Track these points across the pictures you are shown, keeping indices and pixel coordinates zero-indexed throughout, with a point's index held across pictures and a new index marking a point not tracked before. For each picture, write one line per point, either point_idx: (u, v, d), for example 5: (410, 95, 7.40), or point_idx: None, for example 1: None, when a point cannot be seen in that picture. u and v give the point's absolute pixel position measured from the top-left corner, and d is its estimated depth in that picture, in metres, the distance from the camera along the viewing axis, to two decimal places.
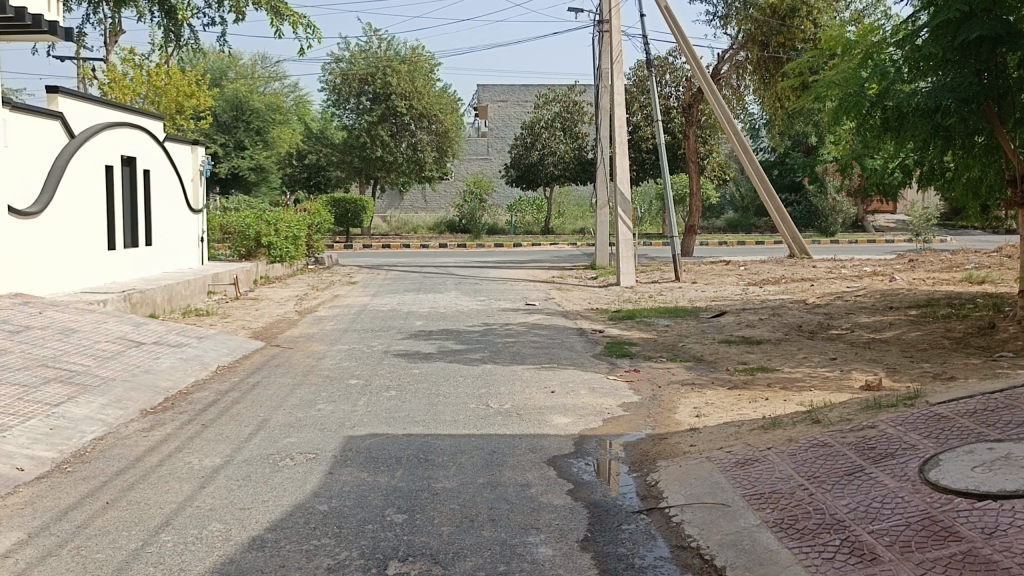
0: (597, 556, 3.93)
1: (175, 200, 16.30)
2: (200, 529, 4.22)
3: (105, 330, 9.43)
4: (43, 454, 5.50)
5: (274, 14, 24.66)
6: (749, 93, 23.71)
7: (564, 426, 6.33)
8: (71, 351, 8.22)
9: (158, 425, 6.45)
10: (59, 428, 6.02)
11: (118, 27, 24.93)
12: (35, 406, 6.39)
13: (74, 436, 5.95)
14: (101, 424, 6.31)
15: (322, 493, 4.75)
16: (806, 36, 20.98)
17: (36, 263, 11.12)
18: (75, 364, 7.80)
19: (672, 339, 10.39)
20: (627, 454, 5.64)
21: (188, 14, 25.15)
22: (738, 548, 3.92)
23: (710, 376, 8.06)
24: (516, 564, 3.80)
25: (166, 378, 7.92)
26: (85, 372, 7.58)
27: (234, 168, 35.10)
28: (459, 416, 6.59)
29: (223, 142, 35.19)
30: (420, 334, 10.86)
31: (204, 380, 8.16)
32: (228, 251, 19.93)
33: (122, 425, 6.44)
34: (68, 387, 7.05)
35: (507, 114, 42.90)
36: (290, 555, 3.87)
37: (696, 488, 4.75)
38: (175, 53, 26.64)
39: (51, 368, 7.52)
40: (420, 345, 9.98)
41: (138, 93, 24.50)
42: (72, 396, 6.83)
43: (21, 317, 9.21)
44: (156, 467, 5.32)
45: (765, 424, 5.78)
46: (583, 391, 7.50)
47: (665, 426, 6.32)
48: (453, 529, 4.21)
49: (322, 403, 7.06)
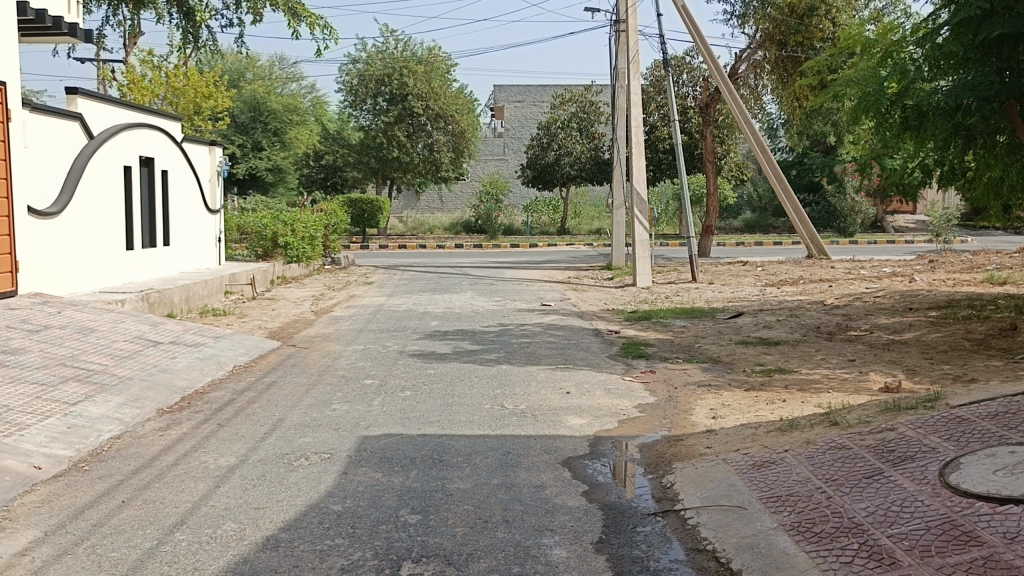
0: (611, 558, 3.91)
1: (193, 201, 16.42)
2: (214, 528, 4.22)
3: (123, 330, 9.49)
4: (60, 453, 5.54)
5: (291, 16, 24.75)
6: (767, 92, 23.59)
7: (579, 427, 6.30)
8: (89, 350, 8.28)
9: (175, 424, 6.48)
10: (76, 427, 6.05)
11: (137, 29, 25.14)
12: (52, 405, 6.43)
13: (91, 435, 5.98)
14: (118, 423, 6.35)
15: (337, 493, 4.75)
16: (825, 35, 20.85)
17: (55, 263, 11.20)
18: (93, 363, 7.85)
19: (688, 340, 10.32)
20: (642, 456, 5.60)
21: (207, 15, 25.31)
22: (755, 551, 3.88)
23: (727, 378, 8.00)
24: (531, 566, 3.78)
25: (183, 377, 7.96)
26: (103, 371, 7.63)
27: (252, 169, 35.34)
28: (474, 416, 6.57)
29: (241, 143, 35.44)
30: (435, 334, 10.86)
31: (220, 380, 8.20)
32: (246, 251, 20.06)
33: (139, 424, 6.48)
34: (86, 386, 7.10)
35: (524, 114, 42.89)
36: (304, 555, 3.87)
37: (712, 490, 4.71)
38: (194, 54, 26.84)
39: (69, 367, 7.58)
40: (435, 345, 9.96)
41: (157, 95, 24.71)
42: (90, 394, 6.88)
43: (41, 316, 9.29)
44: (172, 466, 5.34)
45: (782, 425, 5.73)
46: (599, 392, 7.47)
47: (681, 427, 6.29)
48: (467, 530, 4.19)
49: (337, 402, 7.07)
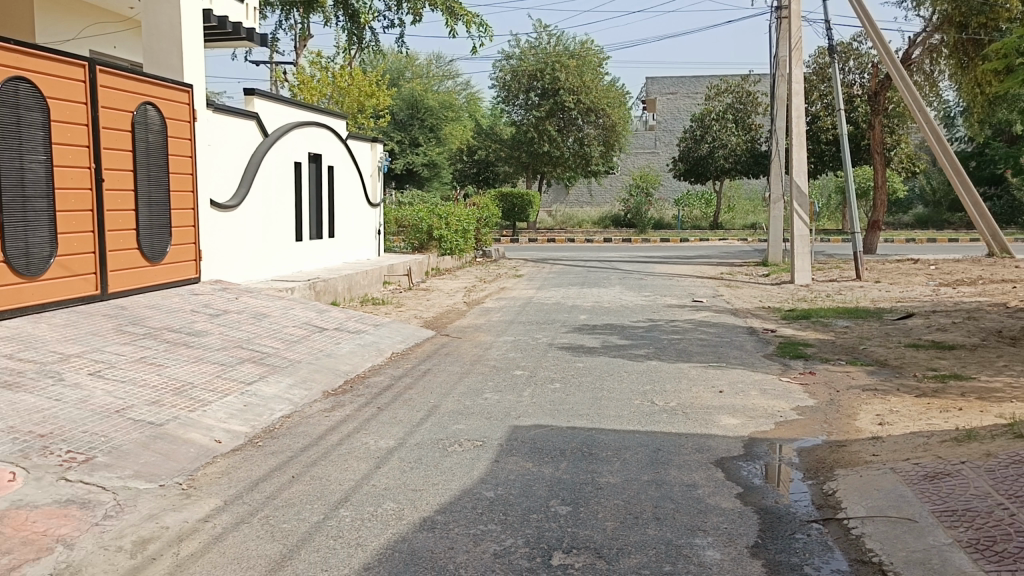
0: (767, 563, 3.78)
1: (356, 195, 17.24)
2: (375, 507, 4.43)
3: (292, 316, 10.12)
4: (238, 428, 5.99)
5: (449, 14, 25.45)
6: (944, 78, 21.96)
7: (732, 427, 6.13)
8: (263, 334, 8.89)
9: (338, 406, 6.85)
10: (251, 405, 6.52)
11: (308, 33, 26.66)
12: (231, 384, 6.96)
13: (264, 413, 6.43)
14: (288, 403, 6.78)
15: (489, 480, 4.86)
16: (1013, 14, 19.15)
17: (234, 253, 12.09)
18: (266, 346, 8.42)
19: (851, 341, 9.80)
20: (800, 460, 5.38)
21: (370, 17, 26.49)
22: (927, 568, 3.64)
23: (894, 382, 7.53)
24: (682, 565, 3.72)
25: (346, 362, 8.39)
26: (275, 354, 8.17)
27: (409, 164, 36.69)
28: (624, 411, 6.54)
29: (399, 139, 36.87)
30: (585, 328, 10.88)
31: (379, 366, 8.58)
32: (403, 243, 20.86)
33: (306, 404, 6.89)
34: (260, 367, 7.63)
35: (677, 107, 42.08)
36: (458, 538, 3.99)
37: (879, 500, 4.45)
38: (358, 55, 28.17)
39: (246, 349, 8.17)
40: (584, 339, 9.98)
41: (324, 94, 26.14)
42: (263, 375, 7.39)
43: (221, 302, 10.06)
44: (336, 445, 5.65)
45: (958, 436, 5.33)
46: (754, 392, 7.23)
47: (843, 432, 5.98)
48: (617, 524, 4.18)
49: (489, 392, 7.23)
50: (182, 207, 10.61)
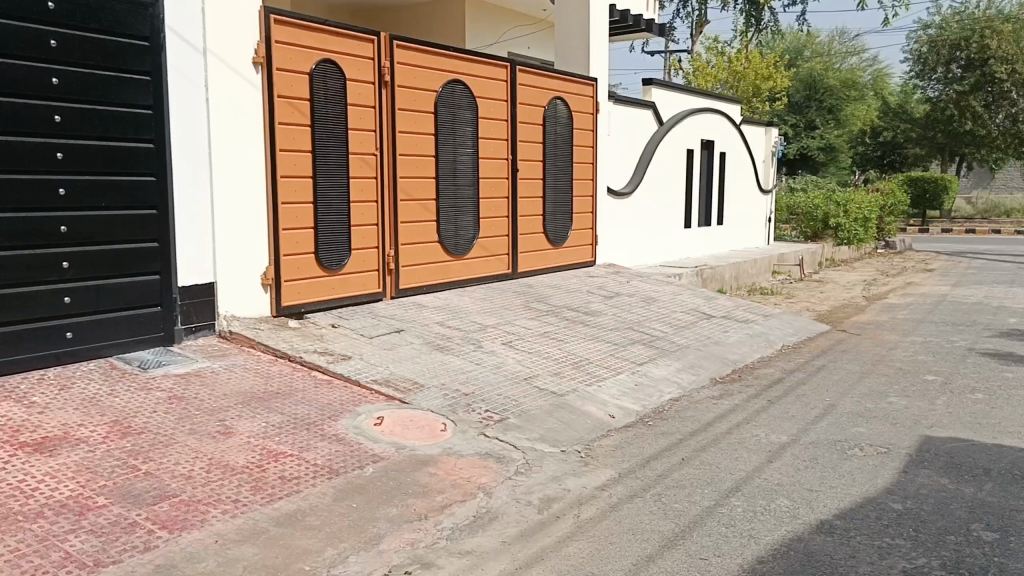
0: None
1: (747, 182, 16.89)
2: (768, 501, 4.32)
3: (682, 301, 10.27)
4: (631, 406, 6.24)
5: None
6: None
7: None
8: (654, 317, 9.14)
9: (727, 394, 6.79)
10: (643, 385, 6.75)
11: (705, 19, 26.72)
12: (624, 363, 7.28)
13: (655, 394, 6.62)
14: (677, 387, 6.90)
15: (896, 491, 4.45)
16: None
17: (628, 238, 12.60)
18: (657, 329, 8.66)
19: None
20: None
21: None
22: None
23: None
24: None
25: (735, 351, 8.28)
26: (665, 338, 8.36)
27: (804, 149, 34.93)
28: None
29: (795, 123, 35.27)
30: (1016, 333, 9.40)
31: (769, 357, 8.33)
32: (795, 232, 19.95)
33: (695, 390, 6.95)
34: (650, 349, 7.87)
35: None
36: (861, 548, 3.72)
37: None
38: (755, 37, 27.51)
39: (638, 331, 8.48)
40: (1015, 346, 8.63)
41: (718, 80, 26.03)
42: (654, 357, 7.60)
43: (616, 284, 10.57)
44: (726, 434, 5.61)
45: None
46: None
47: None
48: None
49: (894, 395, 6.61)
50: (583, 194, 11.32)
